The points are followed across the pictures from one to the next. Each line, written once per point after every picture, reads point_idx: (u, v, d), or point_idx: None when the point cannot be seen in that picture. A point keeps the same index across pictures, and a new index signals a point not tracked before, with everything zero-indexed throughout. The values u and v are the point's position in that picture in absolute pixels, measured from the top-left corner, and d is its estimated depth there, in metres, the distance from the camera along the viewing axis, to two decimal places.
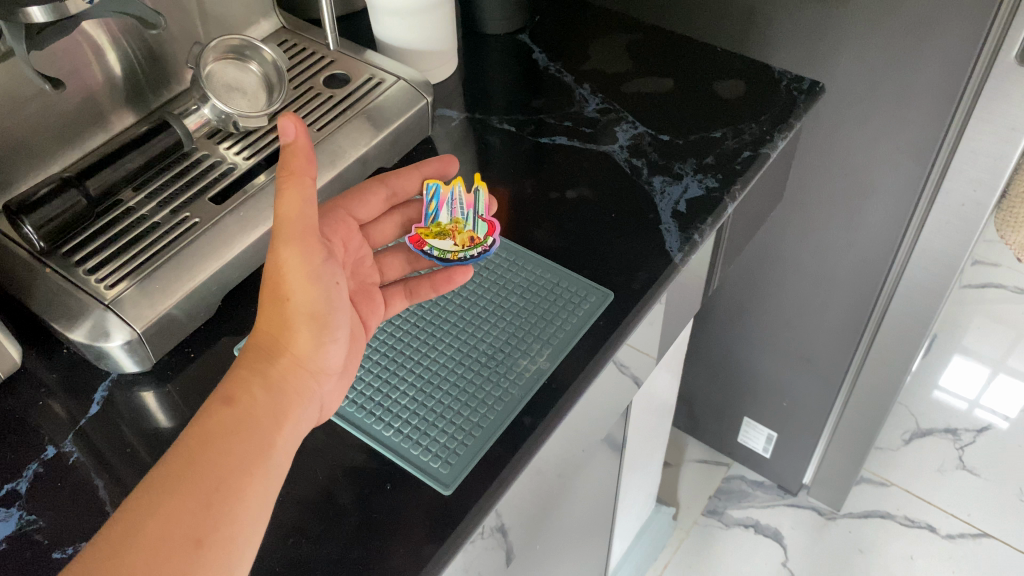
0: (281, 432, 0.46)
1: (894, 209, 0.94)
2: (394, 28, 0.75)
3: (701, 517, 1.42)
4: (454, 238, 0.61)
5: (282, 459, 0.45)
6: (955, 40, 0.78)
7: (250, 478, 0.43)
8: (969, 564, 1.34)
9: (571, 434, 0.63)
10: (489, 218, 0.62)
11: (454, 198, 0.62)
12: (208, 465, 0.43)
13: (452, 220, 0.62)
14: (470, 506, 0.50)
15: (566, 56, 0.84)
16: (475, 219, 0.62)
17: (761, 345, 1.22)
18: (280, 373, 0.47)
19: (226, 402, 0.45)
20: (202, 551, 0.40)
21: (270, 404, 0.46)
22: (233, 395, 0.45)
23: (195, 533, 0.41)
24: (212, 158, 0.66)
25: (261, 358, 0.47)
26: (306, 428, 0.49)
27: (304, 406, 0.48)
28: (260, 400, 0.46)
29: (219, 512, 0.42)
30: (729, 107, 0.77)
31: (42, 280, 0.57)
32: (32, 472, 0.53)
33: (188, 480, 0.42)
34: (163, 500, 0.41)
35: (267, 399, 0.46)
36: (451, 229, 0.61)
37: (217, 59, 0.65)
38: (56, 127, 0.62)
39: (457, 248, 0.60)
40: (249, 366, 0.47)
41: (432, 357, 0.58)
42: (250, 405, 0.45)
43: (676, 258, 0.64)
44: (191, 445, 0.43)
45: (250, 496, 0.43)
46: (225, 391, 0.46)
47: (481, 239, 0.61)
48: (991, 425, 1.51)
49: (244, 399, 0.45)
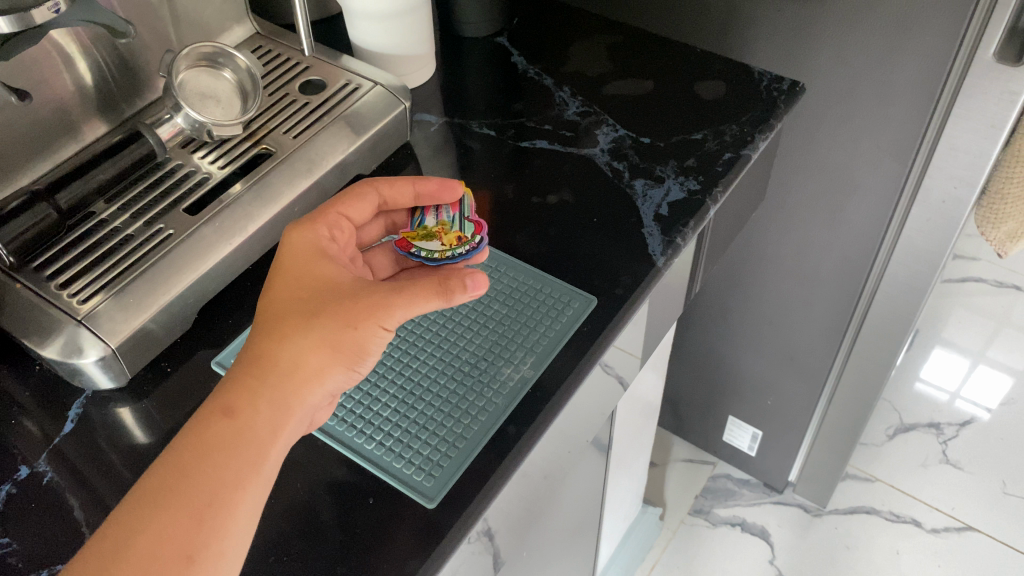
0: (279, 448, 0.44)
1: (875, 207, 0.94)
2: (370, 34, 0.74)
3: (688, 516, 1.42)
4: (442, 239, 0.59)
5: (274, 474, 0.45)
6: (934, 38, 0.78)
7: (244, 495, 0.43)
8: (954, 557, 1.34)
9: (556, 440, 0.62)
10: (475, 219, 0.60)
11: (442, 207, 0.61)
12: (201, 479, 0.42)
13: (438, 223, 0.60)
14: (456, 519, 0.50)
15: (546, 58, 0.83)
16: (462, 221, 0.60)
17: (745, 344, 1.22)
18: (293, 394, 0.45)
19: (226, 414, 0.44)
20: (192, 568, 0.41)
21: (272, 418, 0.44)
22: (234, 407, 0.44)
23: (185, 550, 0.41)
24: (187, 168, 0.64)
25: (278, 373, 0.45)
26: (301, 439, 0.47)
27: (305, 420, 0.46)
28: (262, 415, 0.44)
29: (209, 529, 0.42)
30: (710, 109, 0.77)
31: (12, 296, 0.55)
32: (4, 493, 0.52)
33: (180, 495, 0.42)
34: (153, 515, 0.41)
35: (268, 413, 0.44)
36: (438, 231, 0.59)
37: (190, 67, 0.64)
38: (26, 139, 0.61)
39: (444, 248, 0.58)
40: (253, 374, 0.45)
41: (414, 367, 0.57)
42: (250, 419, 0.44)
43: (659, 262, 0.64)
44: (186, 457, 0.43)
45: (241, 514, 0.43)
46: (226, 400, 0.44)
47: (468, 238, 0.59)
48: (974, 418, 1.53)
49: (245, 412, 0.44)
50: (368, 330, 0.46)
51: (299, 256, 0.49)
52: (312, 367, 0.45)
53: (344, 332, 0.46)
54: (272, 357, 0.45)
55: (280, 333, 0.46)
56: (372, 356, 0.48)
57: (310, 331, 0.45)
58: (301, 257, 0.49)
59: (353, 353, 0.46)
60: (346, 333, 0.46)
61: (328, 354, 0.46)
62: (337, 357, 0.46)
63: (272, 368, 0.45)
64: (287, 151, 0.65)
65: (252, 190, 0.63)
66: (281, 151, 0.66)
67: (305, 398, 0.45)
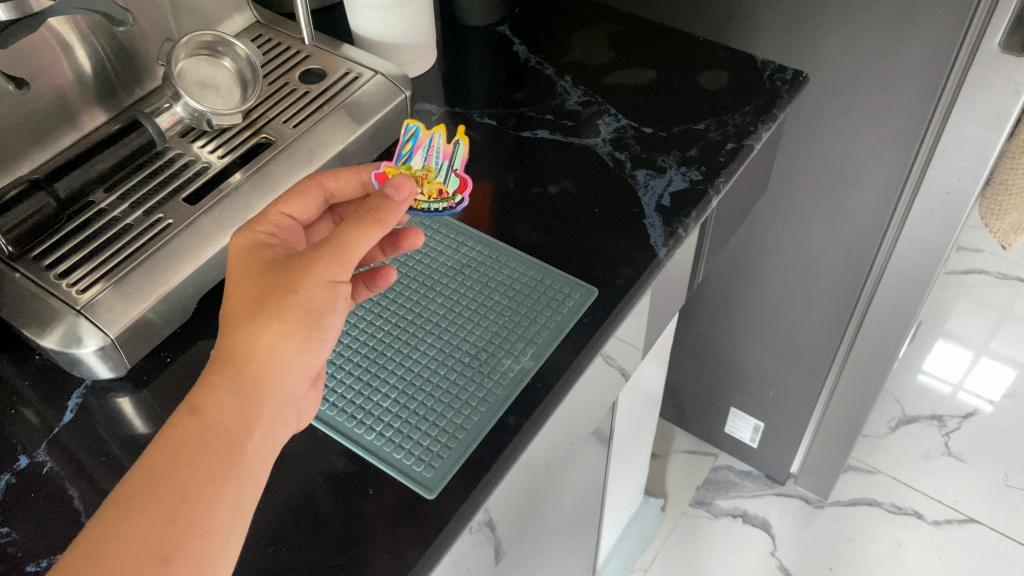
0: (251, 438, 0.44)
1: (878, 198, 0.94)
2: (374, 24, 0.73)
3: (689, 507, 1.42)
4: (422, 186, 0.66)
5: (254, 465, 0.44)
6: (939, 27, 0.77)
7: (219, 489, 0.42)
8: (955, 549, 1.34)
9: (557, 429, 0.62)
10: (460, 174, 0.67)
11: (434, 147, 0.67)
12: (173, 478, 0.41)
13: (426, 167, 0.66)
14: (455, 510, 0.49)
15: (547, 47, 0.83)
16: (447, 172, 0.67)
17: (746, 335, 1.22)
18: (254, 379, 0.44)
19: (191, 412, 0.43)
20: (169, 566, 0.40)
21: (238, 407, 0.44)
22: (199, 405, 0.43)
23: (161, 550, 0.40)
24: (187, 157, 0.64)
25: (233, 361, 0.44)
26: (282, 433, 0.46)
27: (277, 410, 0.45)
28: (227, 407, 0.44)
29: (186, 527, 0.41)
30: (713, 98, 0.77)
31: (11, 286, 0.55)
32: (5, 482, 0.52)
33: (152, 497, 0.41)
34: (126, 518, 0.40)
35: (234, 404, 0.44)
36: (422, 176, 0.66)
37: (190, 55, 0.64)
38: (23, 128, 0.60)
39: (422, 197, 0.65)
40: (217, 370, 0.44)
41: (414, 358, 0.57)
42: (217, 414, 0.43)
43: (660, 253, 0.63)
44: (157, 460, 0.42)
45: (219, 507, 0.42)
46: (192, 400, 0.44)
47: (449, 194, 0.66)
48: (977, 410, 1.53)
49: (210, 407, 0.43)
50: (311, 288, 0.45)
51: (240, 255, 0.48)
52: (266, 342, 0.44)
53: (285, 297, 0.45)
54: (229, 347, 0.45)
55: (233, 324, 0.45)
56: (328, 320, 0.46)
57: (258, 312, 0.45)
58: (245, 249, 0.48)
59: (307, 318, 0.45)
60: (287, 298, 0.45)
61: (277, 326, 0.44)
62: (285, 325, 0.44)
63: (231, 359, 0.44)
64: (287, 140, 0.65)
65: (252, 179, 0.62)
66: (281, 140, 0.65)
67: (268, 382, 0.45)
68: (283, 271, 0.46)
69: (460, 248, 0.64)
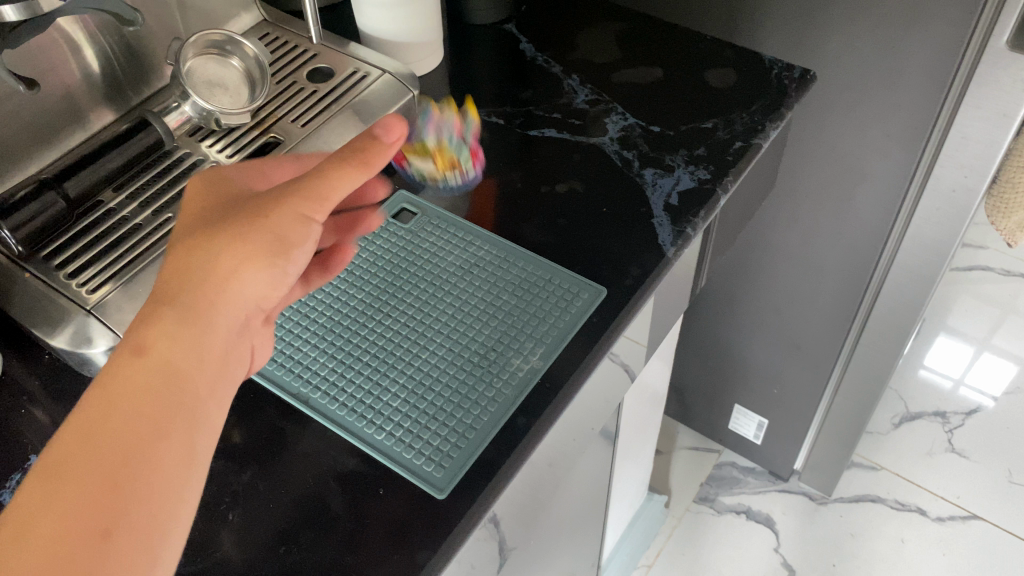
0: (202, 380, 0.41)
1: (884, 195, 0.94)
2: (382, 20, 0.73)
3: (692, 503, 1.43)
4: (436, 161, 0.70)
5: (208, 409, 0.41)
6: (946, 25, 0.77)
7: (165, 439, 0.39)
8: (958, 546, 1.34)
9: (564, 428, 0.62)
10: (473, 149, 0.72)
11: (444, 123, 0.74)
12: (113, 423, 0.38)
13: (440, 144, 0.72)
14: (465, 511, 0.50)
15: (554, 45, 0.83)
16: (462, 149, 0.73)
17: (751, 332, 1.22)
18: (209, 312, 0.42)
19: (135, 352, 0.40)
20: (111, 538, 0.36)
21: (188, 347, 0.41)
22: (143, 342, 0.40)
23: (102, 523, 0.36)
24: (195, 156, 0.64)
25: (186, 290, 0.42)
26: (237, 377, 0.44)
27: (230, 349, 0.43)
28: (176, 347, 0.41)
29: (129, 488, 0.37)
30: (721, 97, 0.76)
31: (21, 286, 0.55)
32: (15, 483, 0.52)
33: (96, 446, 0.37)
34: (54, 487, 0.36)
35: (183, 343, 0.41)
36: (435, 151, 0.71)
37: (198, 54, 0.63)
38: (31, 126, 0.60)
39: (436, 170, 0.70)
40: (163, 301, 0.42)
41: (423, 357, 0.57)
42: (164, 352, 0.40)
43: (669, 252, 0.63)
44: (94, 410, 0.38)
45: (166, 457, 0.39)
46: (136, 337, 0.41)
47: (462, 166, 0.70)
48: (979, 406, 1.53)
49: (157, 345, 0.40)
50: (282, 218, 0.43)
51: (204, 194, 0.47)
52: (224, 266, 0.43)
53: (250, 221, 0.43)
54: (181, 274, 0.43)
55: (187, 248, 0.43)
56: (295, 252, 0.44)
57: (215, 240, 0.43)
58: (203, 184, 0.48)
59: (268, 245, 0.43)
60: (253, 222, 0.43)
61: (236, 250, 0.43)
62: (247, 250, 0.43)
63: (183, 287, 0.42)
64: (295, 140, 0.65)
65: None
66: (289, 140, 0.65)
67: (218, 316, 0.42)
68: (249, 206, 0.44)
69: (470, 247, 0.64)
